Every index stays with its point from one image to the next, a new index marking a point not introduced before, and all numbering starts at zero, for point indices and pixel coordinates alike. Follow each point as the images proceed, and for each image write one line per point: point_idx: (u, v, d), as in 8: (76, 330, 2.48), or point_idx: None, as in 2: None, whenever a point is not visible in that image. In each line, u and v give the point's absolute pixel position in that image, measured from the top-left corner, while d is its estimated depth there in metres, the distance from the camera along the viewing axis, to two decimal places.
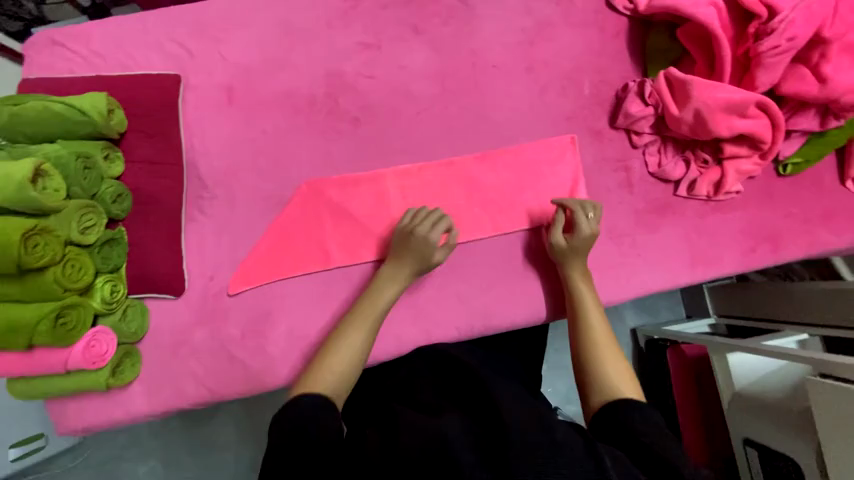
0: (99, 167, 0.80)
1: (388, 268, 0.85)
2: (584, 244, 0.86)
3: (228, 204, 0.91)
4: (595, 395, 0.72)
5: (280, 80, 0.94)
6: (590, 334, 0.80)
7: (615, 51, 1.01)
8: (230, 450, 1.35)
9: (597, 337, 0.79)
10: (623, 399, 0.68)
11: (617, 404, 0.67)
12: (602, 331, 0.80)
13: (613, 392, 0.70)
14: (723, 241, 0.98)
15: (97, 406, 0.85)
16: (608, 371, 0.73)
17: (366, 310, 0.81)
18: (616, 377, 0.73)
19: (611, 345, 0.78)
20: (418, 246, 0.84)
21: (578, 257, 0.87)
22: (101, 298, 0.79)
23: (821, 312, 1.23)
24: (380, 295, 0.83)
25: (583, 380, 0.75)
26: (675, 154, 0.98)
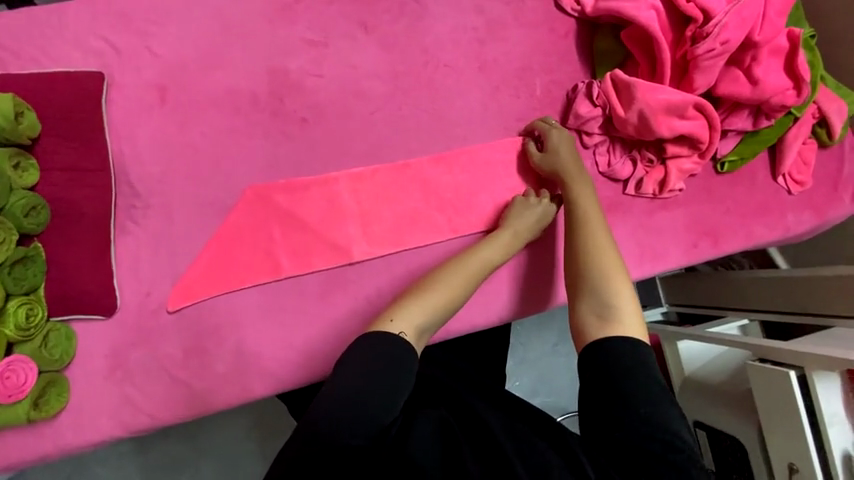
0: (6, 176, 0.72)
1: (507, 225, 0.88)
2: (564, 148, 0.91)
3: (165, 214, 0.84)
4: (588, 304, 0.71)
5: (219, 78, 0.88)
6: (591, 250, 0.76)
7: (563, 51, 1.03)
8: (187, 472, 1.27)
9: (600, 253, 0.75)
10: (622, 326, 0.67)
11: (615, 337, 0.66)
12: (606, 246, 0.76)
13: (612, 308, 0.69)
14: (669, 236, 1.02)
15: (19, 443, 0.76)
16: (609, 292, 0.71)
17: (473, 265, 0.80)
18: (619, 299, 0.70)
19: (612, 252, 0.76)
20: (537, 209, 0.90)
21: (568, 161, 0.89)
22: (15, 324, 0.71)
23: (757, 299, 1.32)
24: (492, 260, 0.83)
25: (578, 284, 0.74)
26: (623, 153, 1.00)
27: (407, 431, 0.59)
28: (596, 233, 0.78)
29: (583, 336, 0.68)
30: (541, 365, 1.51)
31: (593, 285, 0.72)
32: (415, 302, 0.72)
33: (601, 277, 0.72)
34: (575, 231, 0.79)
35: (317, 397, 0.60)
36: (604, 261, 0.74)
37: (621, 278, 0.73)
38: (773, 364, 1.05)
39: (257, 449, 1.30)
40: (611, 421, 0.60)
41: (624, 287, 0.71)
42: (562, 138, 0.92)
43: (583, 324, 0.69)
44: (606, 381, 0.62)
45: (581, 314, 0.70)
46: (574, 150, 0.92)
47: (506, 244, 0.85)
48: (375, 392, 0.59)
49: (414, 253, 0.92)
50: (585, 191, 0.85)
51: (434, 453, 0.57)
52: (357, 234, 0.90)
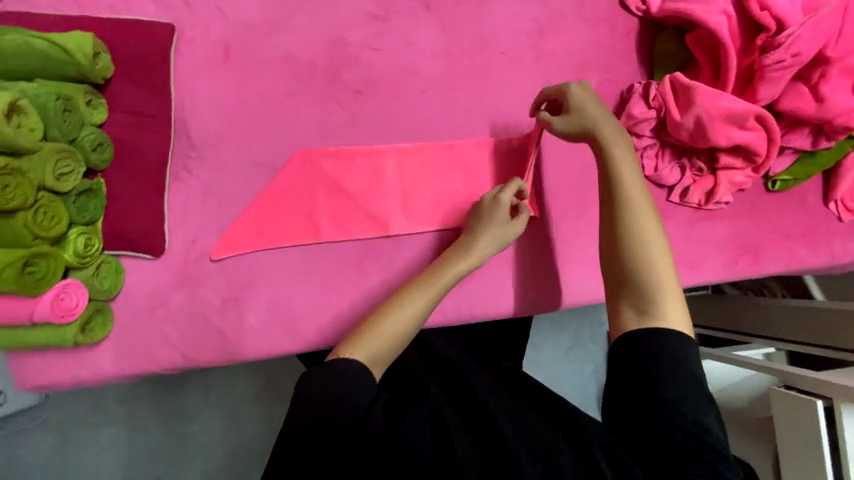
0: (80, 111, 0.75)
1: (467, 239, 0.81)
2: (593, 113, 0.77)
3: (217, 167, 0.87)
4: (628, 298, 0.66)
5: (281, 42, 0.90)
6: (635, 232, 0.69)
7: (622, 51, 1.01)
8: (199, 421, 1.33)
9: (645, 238, 0.68)
10: (664, 321, 0.63)
11: (657, 333, 0.62)
12: (654, 232, 0.69)
13: (655, 300, 0.64)
14: (709, 249, 1.00)
15: (64, 365, 0.80)
16: (653, 281, 0.65)
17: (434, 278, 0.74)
18: (665, 290, 0.65)
19: (658, 231, 0.70)
20: (499, 214, 0.81)
21: (603, 125, 0.77)
22: (74, 251, 0.74)
23: (784, 328, 1.28)
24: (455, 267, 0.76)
25: (618, 272, 0.68)
26: (672, 159, 0.98)
27: (401, 415, 0.61)
28: (640, 217, 0.70)
29: (618, 326, 0.66)
30: (552, 368, 1.50)
31: (635, 276, 0.67)
32: (374, 329, 0.67)
33: (644, 263, 0.67)
34: (617, 211, 0.71)
35: (302, 381, 0.61)
36: (652, 247, 0.68)
37: (669, 268, 0.67)
38: (799, 391, 1.02)
39: (267, 407, 1.35)
40: (633, 407, 0.59)
41: (671, 280, 0.66)
42: (584, 97, 0.79)
43: (620, 314, 0.66)
44: (640, 374, 0.60)
45: (618, 303, 0.67)
46: (605, 109, 0.79)
47: (461, 260, 0.77)
48: (348, 379, 0.60)
49: (449, 234, 0.93)
50: (626, 158, 0.75)
51: (423, 439, 0.58)
52: (397, 209, 0.91)
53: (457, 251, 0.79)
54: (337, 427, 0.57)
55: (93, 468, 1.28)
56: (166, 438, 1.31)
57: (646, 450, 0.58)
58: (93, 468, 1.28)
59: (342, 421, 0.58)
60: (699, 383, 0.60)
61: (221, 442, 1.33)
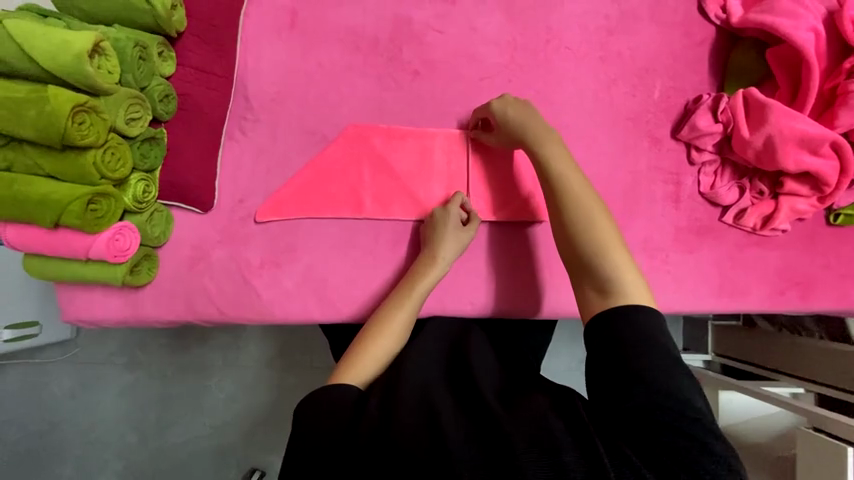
0: (153, 61, 0.77)
1: (426, 253, 0.82)
2: (517, 117, 0.79)
3: (271, 131, 0.88)
4: (588, 283, 0.67)
5: (347, 14, 0.90)
6: (583, 221, 0.70)
7: (693, 59, 0.97)
8: (214, 377, 1.37)
9: (593, 225, 0.69)
10: (622, 298, 0.63)
11: (614, 314, 0.62)
12: (600, 217, 0.70)
13: (611, 278, 0.65)
14: (756, 275, 0.96)
15: (108, 303, 0.84)
16: (605, 263, 0.66)
17: (411, 292, 0.79)
18: (619, 269, 0.65)
19: (602, 213, 0.71)
20: (446, 218, 0.84)
21: (532, 131, 0.77)
22: (133, 196, 0.76)
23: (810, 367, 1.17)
24: (424, 280, 0.80)
25: (576, 260, 0.69)
26: (731, 178, 0.95)
27: (395, 394, 0.62)
28: (588, 207, 0.70)
29: (585, 309, 0.66)
30: (566, 380, 1.45)
31: (592, 259, 0.67)
32: (359, 353, 0.72)
33: (597, 247, 0.68)
34: (565, 208, 0.71)
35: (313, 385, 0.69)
36: (600, 231, 0.69)
37: (619, 247, 0.68)
38: (832, 437, 0.95)
39: (278, 374, 1.38)
40: (620, 396, 0.58)
41: (624, 258, 0.67)
42: (507, 109, 0.81)
43: (584, 297, 0.67)
44: (609, 363, 0.59)
45: (582, 284, 0.68)
46: (531, 110, 0.80)
47: (422, 279, 0.80)
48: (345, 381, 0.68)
49: (488, 227, 0.92)
50: (561, 152, 0.75)
51: (416, 412, 0.59)
52: (441, 194, 0.90)
53: (419, 267, 0.82)
54: (336, 415, 0.61)
55: (112, 406, 1.34)
56: (181, 389, 1.36)
57: (645, 438, 0.56)
58: (111, 406, 1.34)
59: (344, 411, 0.62)
60: (677, 362, 0.59)
61: (233, 400, 1.37)
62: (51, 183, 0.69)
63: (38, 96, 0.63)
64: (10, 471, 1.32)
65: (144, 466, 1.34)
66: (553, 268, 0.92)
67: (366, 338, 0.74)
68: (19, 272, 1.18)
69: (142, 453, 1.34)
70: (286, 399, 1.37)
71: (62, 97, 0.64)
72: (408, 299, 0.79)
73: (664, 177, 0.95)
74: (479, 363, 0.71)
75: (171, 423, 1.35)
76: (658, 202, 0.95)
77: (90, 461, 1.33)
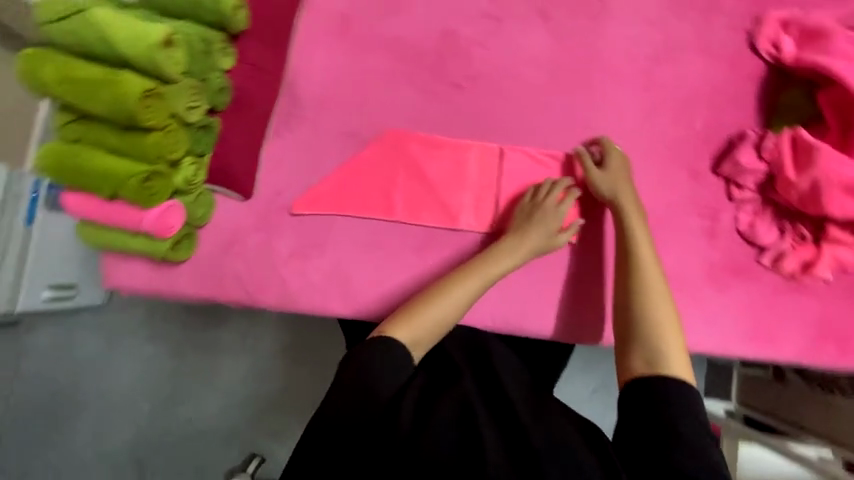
0: (215, 55, 0.83)
1: (509, 239, 0.82)
2: (619, 177, 0.85)
3: (314, 129, 0.92)
4: (637, 355, 0.65)
5: (397, 25, 0.94)
6: (645, 289, 0.71)
7: (740, 95, 0.95)
8: (227, 360, 1.42)
9: (651, 298, 0.70)
10: (667, 373, 0.62)
11: (658, 381, 0.61)
12: (657, 288, 0.71)
13: (659, 353, 0.64)
14: (790, 323, 0.92)
15: (147, 275, 0.90)
16: (657, 337, 0.66)
17: (475, 269, 0.78)
18: (670, 346, 0.65)
19: (660, 285, 0.72)
20: (544, 214, 0.84)
21: (625, 200, 0.82)
22: (184, 177, 0.81)
23: (842, 429, 1.09)
24: (496, 264, 0.79)
25: (628, 324, 0.69)
26: (772, 219, 0.92)
27: (435, 397, 0.62)
28: (650, 276, 0.72)
29: (625, 372, 0.65)
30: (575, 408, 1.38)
31: (644, 325, 0.68)
32: (414, 314, 0.72)
33: (652, 318, 0.68)
34: (631, 269, 0.74)
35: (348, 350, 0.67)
36: (658, 309, 0.69)
37: (673, 322, 0.68)
38: None
39: (291, 363, 1.42)
40: (655, 444, 0.57)
41: (677, 340, 0.66)
42: (613, 163, 0.86)
43: (627, 362, 0.65)
44: (651, 417, 0.59)
45: (627, 353, 0.66)
46: (629, 182, 0.85)
47: (493, 263, 0.79)
48: (391, 357, 0.65)
49: None
50: (639, 222, 0.80)
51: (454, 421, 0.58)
52: (471, 205, 0.91)
53: (496, 251, 0.81)
54: (369, 405, 0.60)
55: (130, 374, 1.41)
56: (194, 367, 1.42)
57: None
58: (128, 375, 1.41)
59: (378, 397, 0.61)
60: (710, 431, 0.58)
61: (241, 388, 1.41)
62: (114, 158, 0.75)
63: (112, 80, 0.70)
64: (32, 423, 1.41)
65: (149, 435, 1.40)
66: (576, 291, 0.92)
67: (423, 301, 0.74)
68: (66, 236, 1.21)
69: (150, 426, 1.40)
70: (299, 390, 1.41)
71: (134, 83, 0.70)
72: (473, 276, 0.77)
73: (700, 212, 0.94)
74: (511, 379, 0.68)
75: (182, 401, 1.41)
76: (692, 235, 0.93)
77: (104, 424, 1.41)
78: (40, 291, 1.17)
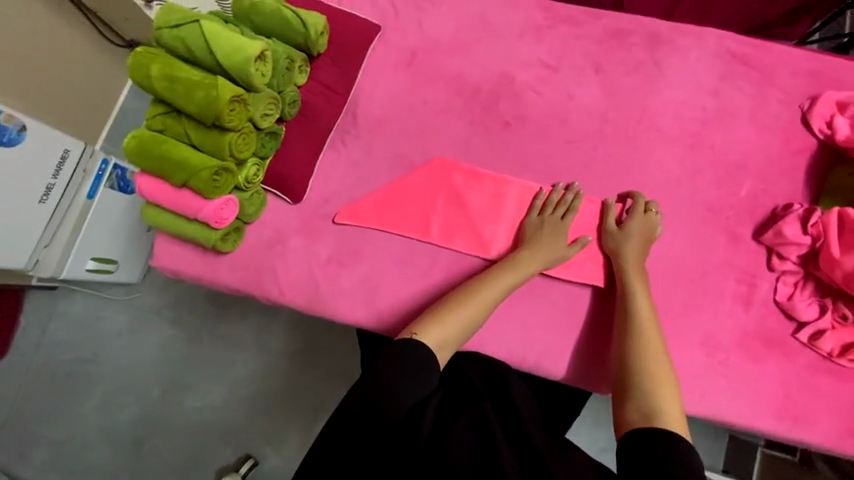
0: (293, 72, 0.91)
1: (523, 251, 0.89)
2: (634, 236, 0.89)
3: (367, 147, 0.99)
4: (631, 412, 0.67)
5: (458, 63, 1.01)
6: (641, 352, 0.74)
7: (789, 167, 0.95)
8: (241, 354, 1.46)
9: (646, 360, 0.73)
10: (663, 427, 0.63)
11: (657, 433, 0.62)
12: (655, 352, 0.74)
13: (653, 410, 0.65)
14: (824, 406, 0.87)
15: (193, 260, 0.96)
16: (649, 394, 0.68)
17: (494, 280, 0.84)
18: (667, 405, 0.66)
19: (660, 348, 0.75)
20: (560, 232, 0.90)
21: (630, 257, 0.87)
22: (245, 176, 0.89)
23: None
24: (507, 273, 0.85)
25: (624, 383, 0.71)
26: (812, 295, 0.90)
27: (453, 413, 0.65)
28: (648, 339, 0.76)
29: (622, 424, 0.67)
30: None
31: (640, 383, 0.70)
32: (439, 318, 0.76)
33: (648, 374, 0.71)
34: (630, 331, 0.78)
35: (373, 357, 0.69)
36: (653, 366, 0.72)
37: (670, 381, 0.70)
38: None
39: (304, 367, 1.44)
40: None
41: (674, 401, 0.67)
42: (633, 221, 0.90)
43: (624, 417, 0.67)
44: (656, 471, 0.58)
45: (625, 408, 0.68)
46: (645, 244, 0.89)
47: (508, 274, 0.85)
48: (410, 367, 0.67)
49: (542, 279, 0.94)
50: (641, 287, 0.84)
51: (470, 440, 0.61)
52: (504, 238, 0.94)
53: (510, 260, 0.87)
54: (390, 415, 0.63)
55: (150, 353, 1.47)
56: (209, 356, 1.46)
57: None
58: (147, 354, 1.47)
59: (391, 410, 0.63)
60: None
61: (252, 384, 1.44)
62: (191, 150, 0.83)
63: (209, 83, 0.78)
64: (53, 386, 1.47)
65: (153, 415, 1.44)
66: (599, 338, 0.92)
67: (448, 308, 0.79)
68: (117, 214, 1.29)
69: (157, 407, 1.44)
70: (307, 397, 1.42)
71: (227, 88, 0.78)
72: (491, 289, 0.83)
73: (737, 277, 0.92)
74: (529, 412, 0.68)
75: (188, 387, 1.45)
76: (726, 299, 0.92)
77: (115, 399, 1.46)
78: (85, 261, 1.25)
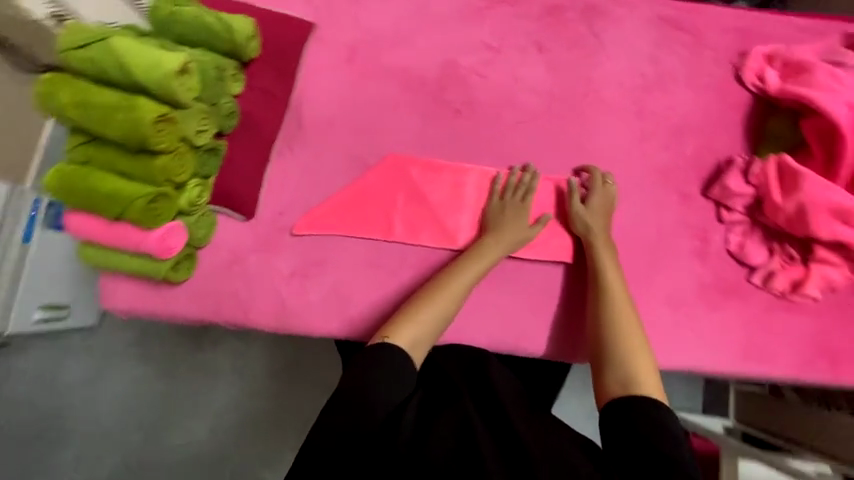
0: (226, 82, 0.85)
1: (487, 238, 0.88)
2: (598, 211, 0.90)
3: (317, 152, 0.95)
4: (612, 382, 0.69)
5: (400, 54, 0.98)
6: (616, 322, 0.76)
7: (727, 123, 0.99)
8: (222, 382, 1.39)
9: (623, 330, 0.75)
10: (642, 395, 0.65)
11: (637, 401, 0.64)
12: (629, 321, 0.76)
13: (632, 379, 0.68)
14: (782, 341, 0.93)
15: (145, 295, 0.89)
16: (627, 362, 0.70)
17: (467, 275, 0.83)
18: (644, 372, 0.69)
19: (632, 316, 0.77)
20: (519, 214, 0.91)
21: (599, 236, 0.89)
22: (188, 199, 0.83)
23: None
24: (474, 262, 0.85)
25: (602, 354, 0.73)
26: (760, 241, 0.95)
27: (434, 412, 0.63)
28: (622, 310, 0.78)
29: (603, 395, 0.69)
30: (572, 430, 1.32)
31: (618, 353, 0.72)
32: (412, 319, 0.75)
33: (624, 344, 0.73)
34: (603, 302, 0.80)
35: (349, 366, 0.67)
36: (628, 335, 0.74)
37: (644, 350, 0.72)
38: None
39: (286, 384, 1.39)
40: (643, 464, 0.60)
41: (649, 367, 0.70)
42: (597, 196, 0.91)
43: (605, 387, 0.69)
44: (637, 442, 0.61)
45: (605, 378, 0.70)
46: (608, 217, 0.91)
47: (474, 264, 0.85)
48: (385, 369, 0.66)
49: (512, 262, 0.94)
50: (610, 259, 0.86)
51: (452, 440, 0.59)
52: (469, 226, 0.93)
53: (477, 249, 0.87)
54: (370, 419, 0.62)
55: (121, 398, 1.37)
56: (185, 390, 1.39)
57: None
58: (121, 398, 1.37)
59: (374, 414, 0.62)
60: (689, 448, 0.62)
61: (238, 409, 1.38)
62: (121, 179, 0.77)
63: (128, 105, 0.72)
64: None
65: (139, 466, 1.36)
66: (573, 311, 0.93)
67: (420, 306, 0.77)
68: None
69: (139, 453, 1.36)
70: (294, 413, 1.38)
71: (149, 108, 0.72)
72: (465, 283, 0.82)
73: (692, 233, 0.96)
74: (507, 392, 0.69)
75: (172, 426, 1.37)
76: (684, 256, 0.96)
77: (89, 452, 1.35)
78: None
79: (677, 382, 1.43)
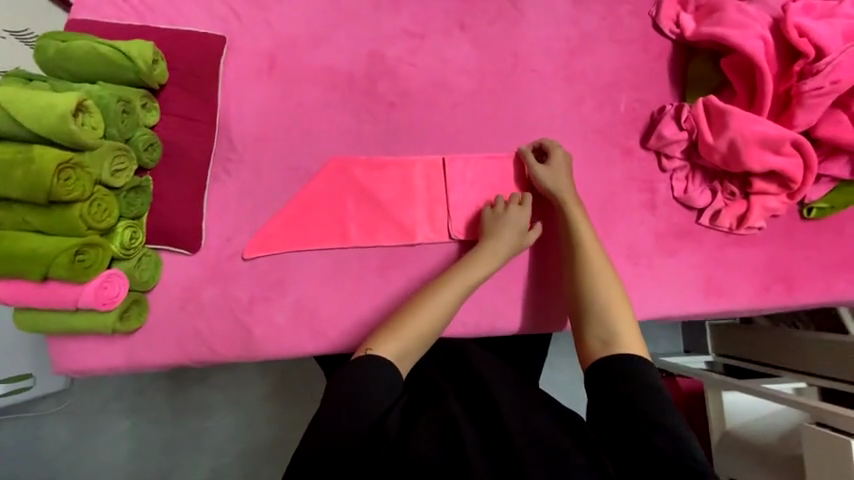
0: (136, 114, 0.80)
1: (485, 245, 0.85)
2: (561, 171, 0.90)
3: (254, 170, 0.91)
4: (594, 342, 0.71)
5: (322, 54, 0.94)
6: (592, 283, 0.77)
7: (655, 73, 1.01)
8: (211, 419, 1.35)
9: (599, 290, 0.76)
10: (620, 352, 0.67)
11: (619, 358, 0.66)
12: (603, 280, 0.78)
13: (613, 337, 0.70)
14: (738, 273, 0.97)
15: (100, 351, 0.84)
16: (605, 320, 0.72)
17: (450, 276, 0.81)
18: (622, 327, 0.71)
19: (610, 275, 0.79)
20: (514, 221, 0.88)
21: (568, 197, 0.88)
22: (120, 243, 0.78)
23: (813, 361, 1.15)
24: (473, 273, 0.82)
25: (582, 317, 0.75)
26: (702, 182, 0.98)
27: (417, 416, 0.62)
28: (597, 269, 0.79)
29: (586, 356, 0.70)
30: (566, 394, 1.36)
31: (597, 313, 0.74)
32: (394, 333, 0.73)
33: (605, 302, 0.75)
34: (578, 264, 0.80)
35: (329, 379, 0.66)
36: (605, 294, 0.76)
37: (625, 307, 0.74)
38: (835, 430, 0.94)
39: (275, 407, 1.36)
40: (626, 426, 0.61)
41: (627, 321, 0.72)
42: (555, 156, 0.91)
43: (587, 347, 0.71)
44: (619, 402, 0.63)
45: (586, 339, 0.72)
46: (570, 174, 0.91)
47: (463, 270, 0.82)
48: (369, 372, 0.66)
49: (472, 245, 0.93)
50: (581, 216, 0.86)
51: (435, 443, 0.58)
52: (423, 218, 0.92)
53: (470, 259, 0.84)
54: (361, 421, 0.61)
55: (109, 456, 1.31)
56: (173, 434, 1.33)
57: (630, 453, 0.61)
58: (111, 456, 1.31)
59: (361, 425, 0.61)
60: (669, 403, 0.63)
61: (235, 441, 1.34)
62: (39, 237, 0.72)
63: (24, 158, 0.67)
64: None
65: None
66: (540, 283, 0.94)
67: (400, 318, 0.75)
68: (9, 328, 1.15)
69: None
70: (289, 435, 1.35)
71: (49, 157, 0.67)
72: (450, 284, 0.80)
73: (640, 186, 0.98)
74: (492, 379, 0.68)
75: (171, 472, 1.32)
76: (636, 209, 0.98)
77: None
78: None
79: (656, 328, 1.48)
